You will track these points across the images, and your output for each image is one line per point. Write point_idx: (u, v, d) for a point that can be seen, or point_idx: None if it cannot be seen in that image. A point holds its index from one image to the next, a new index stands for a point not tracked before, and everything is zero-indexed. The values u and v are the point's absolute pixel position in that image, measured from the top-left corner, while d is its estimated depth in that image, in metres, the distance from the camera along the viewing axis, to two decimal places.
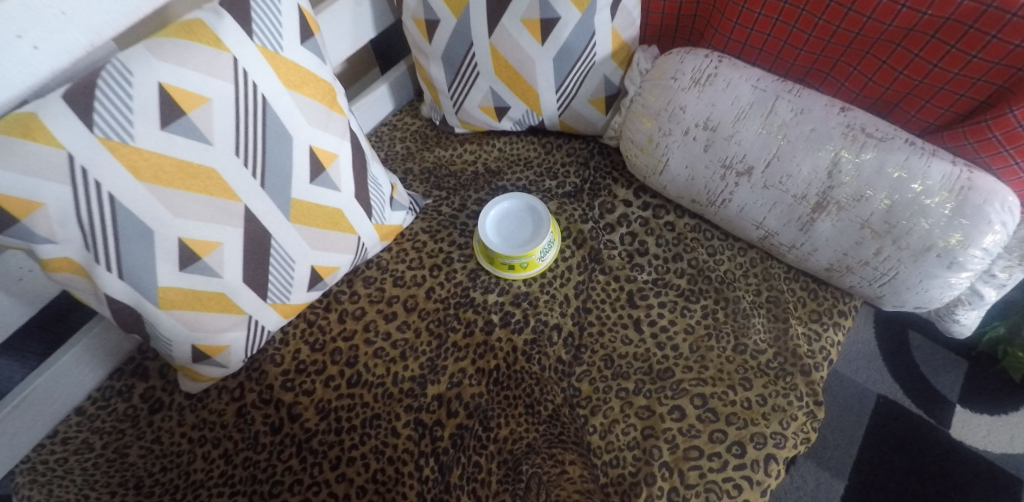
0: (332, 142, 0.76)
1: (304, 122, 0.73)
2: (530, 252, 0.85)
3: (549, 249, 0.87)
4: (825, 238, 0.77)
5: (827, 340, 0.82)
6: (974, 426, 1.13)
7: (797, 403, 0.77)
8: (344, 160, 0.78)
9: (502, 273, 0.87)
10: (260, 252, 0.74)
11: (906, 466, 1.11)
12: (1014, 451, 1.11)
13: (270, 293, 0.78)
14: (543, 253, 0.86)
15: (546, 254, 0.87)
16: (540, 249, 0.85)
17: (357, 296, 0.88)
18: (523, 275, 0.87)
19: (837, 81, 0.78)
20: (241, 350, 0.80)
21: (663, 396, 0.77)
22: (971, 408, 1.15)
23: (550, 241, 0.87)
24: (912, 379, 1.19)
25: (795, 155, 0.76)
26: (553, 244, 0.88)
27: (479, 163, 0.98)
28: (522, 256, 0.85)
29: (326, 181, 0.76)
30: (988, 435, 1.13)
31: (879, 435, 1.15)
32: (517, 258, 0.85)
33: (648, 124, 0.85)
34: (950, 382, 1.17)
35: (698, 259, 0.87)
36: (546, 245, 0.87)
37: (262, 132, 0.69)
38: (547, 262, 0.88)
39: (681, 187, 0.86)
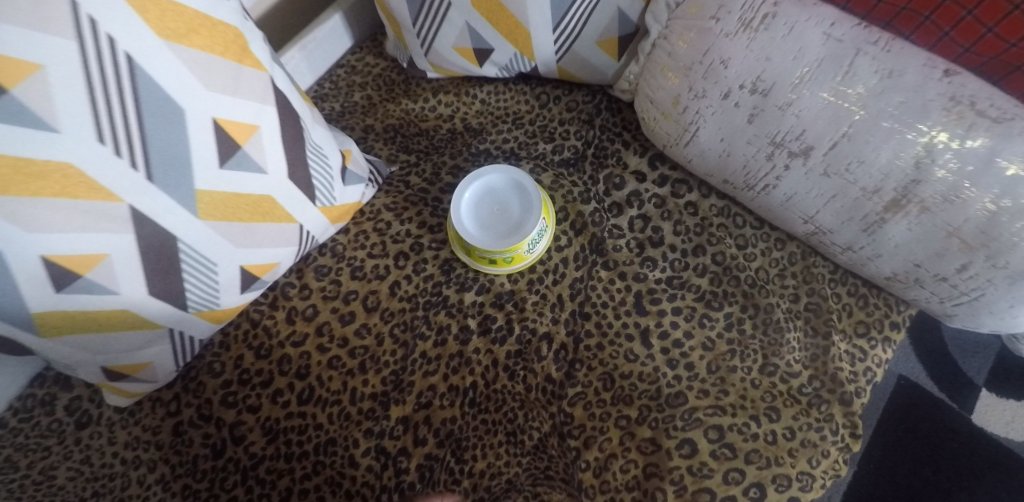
0: (248, 111, 0.58)
1: (202, 88, 0.54)
2: (516, 246, 0.69)
3: (539, 240, 0.71)
4: (895, 243, 0.60)
5: (873, 359, 0.68)
6: (998, 412, 0.97)
7: (832, 438, 0.64)
8: (269, 132, 0.60)
9: (481, 268, 0.72)
10: (166, 261, 0.58)
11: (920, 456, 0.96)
12: None
13: (191, 302, 0.62)
14: (533, 245, 0.70)
15: (536, 246, 0.71)
16: (528, 243, 0.69)
17: (308, 290, 0.73)
18: (508, 270, 0.71)
19: (937, 30, 0.52)
20: (167, 364, 0.67)
21: (672, 427, 0.64)
22: (997, 393, 0.98)
23: (541, 230, 0.70)
24: (937, 359, 1.00)
25: (871, 137, 0.56)
26: (545, 232, 0.72)
27: (457, 118, 0.80)
28: (506, 251, 0.69)
29: (246, 162, 0.59)
30: (1012, 422, 0.96)
31: (894, 418, 0.99)
32: (498, 254, 0.69)
33: (675, 81, 0.65)
34: (979, 364, 1.00)
35: (725, 255, 0.70)
36: (537, 236, 0.70)
37: (135, 107, 0.51)
38: (537, 254, 0.72)
39: (711, 164, 0.68)
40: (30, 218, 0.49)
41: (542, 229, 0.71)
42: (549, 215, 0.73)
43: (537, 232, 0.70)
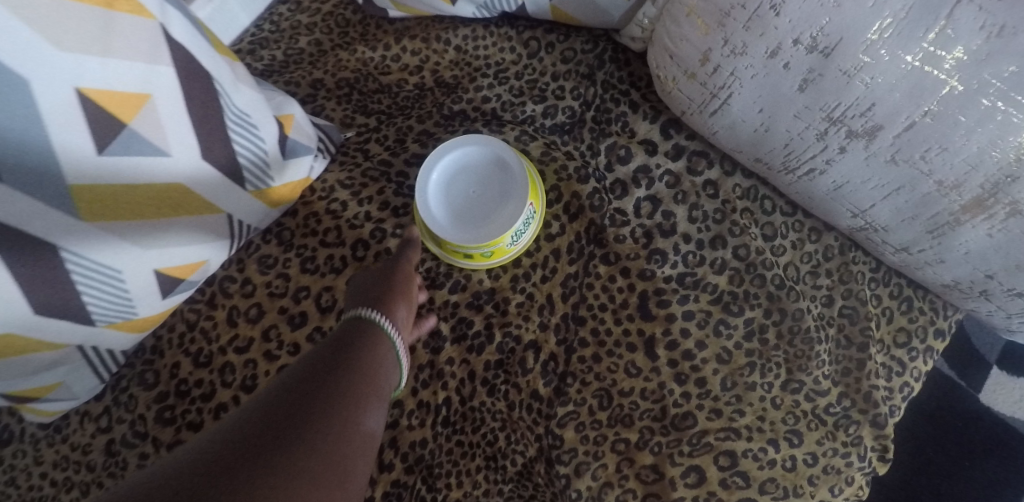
0: (132, 75, 0.44)
1: (56, 50, 0.39)
2: (498, 240, 0.57)
3: (528, 229, 0.59)
4: (966, 249, 0.48)
5: (912, 373, 0.57)
6: (1011, 390, 0.82)
7: (860, 464, 0.55)
8: (165, 103, 0.46)
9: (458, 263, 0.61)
10: (49, 274, 0.46)
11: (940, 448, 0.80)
12: None
13: (97, 315, 0.51)
14: (519, 237, 0.59)
15: (523, 237, 0.59)
16: (512, 235, 0.58)
17: (251, 286, 0.61)
18: (486, 265, 0.60)
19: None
20: (86, 379, 0.57)
21: (677, 452, 0.55)
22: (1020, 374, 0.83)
23: (528, 218, 0.58)
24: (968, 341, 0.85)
25: (963, 118, 0.42)
26: (535, 219, 0.60)
27: (426, 69, 0.65)
28: (485, 247, 0.58)
29: (136, 143, 0.45)
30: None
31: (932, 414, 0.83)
32: (477, 249, 0.58)
33: (704, 30, 0.49)
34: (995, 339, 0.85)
35: (750, 248, 0.58)
36: (524, 226, 0.59)
37: None
38: (523, 246, 0.60)
39: (743, 139, 0.54)
40: None
41: (530, 218, 0.59)
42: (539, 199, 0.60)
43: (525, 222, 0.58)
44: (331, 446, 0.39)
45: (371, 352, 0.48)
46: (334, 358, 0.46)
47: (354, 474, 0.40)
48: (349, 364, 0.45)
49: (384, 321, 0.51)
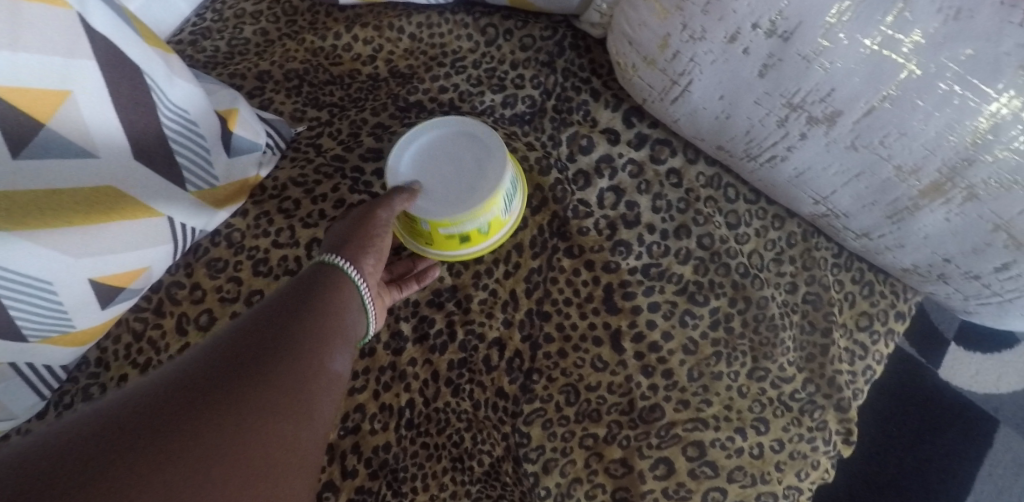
0: (48, 70, 0.41)
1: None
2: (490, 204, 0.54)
3: (517, 198, 0.57)
4: (924, 234, 0.48)
5: (874, 356, 0.58)
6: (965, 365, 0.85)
7: (825, 448, 0.56)
8: (86, 99, 0.43)
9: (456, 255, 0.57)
10: None
11: (905, 424, 0.82)
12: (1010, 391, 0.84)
13: (30, 331, 0.47)
14: (511, 208, 0.56)
15: (515, 205, 0.57)
16: (503, 197, 0.54)
17: (200, 291, 0.58)
18: (488, 243, 0.57)
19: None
20: (23, 400, 0.52)
21: (646, 445, 0.54)
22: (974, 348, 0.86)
23: (513, 180, 0.56)
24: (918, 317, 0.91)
25: (920, 103, 0.42)
26: (519, 186, 0.57)
27: (380, 57, 0.63)
28: (480, 219, 0.54)
29: (58, 143, 0.42)
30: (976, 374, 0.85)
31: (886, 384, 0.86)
32: (472, 227, 0.54)
33: (662, 16, 0.48)
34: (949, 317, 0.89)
35: (713, 237, 0.57)
36: (512, 195, 0.56)
37: None
38: (516, 219, 0.58)
39: (704, 127, 0.53)
40: None
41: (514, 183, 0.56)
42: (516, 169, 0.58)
43: (511, 190, 0.56)
44: (296, 381, 0.37)
45: (336, 291, 0.45)
46: (295, 294, 0.43)
47: (323, 406, 0.38)
48: (310, 302, 0.43)
49: (350, 267, 0.47)
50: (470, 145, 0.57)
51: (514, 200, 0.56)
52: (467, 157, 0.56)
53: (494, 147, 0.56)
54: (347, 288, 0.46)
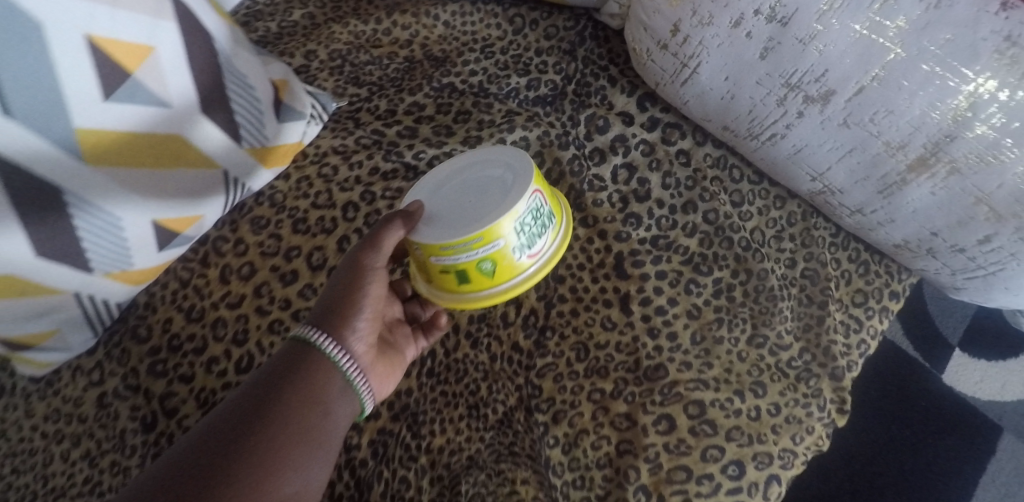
0: (137, 28, 0.47)
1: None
2: (493, 231, 0.48)
3: (545, 230, 0.52)
4: (913, 209, 0.52)
5: (868, 330, 0.61)
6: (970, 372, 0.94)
7: (819, 415, 0.59)
8: (167, 56, 0.50)
9: (467, 297, 0.52)
10: (52, 215, 0.48)
11: (902, 428, 0.88)
12: (1005, 400, 0.92)
13: (96, 263, 0.53)
14: (533, 241, 0.51)
15: (539, 242, 0.51)
16: (515, 224, 0.49)
17: (244, 246, 0.64)
18: (503, 281, 0.51)
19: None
20: (81, 331, 0.58)
21: (649, 401, 0.58)
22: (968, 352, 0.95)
23: (532, 209, 0.50)
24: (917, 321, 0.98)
25: (905, 83, 0.47)
26: (550, 216, 0.53)
27: (416, 43, 0.69)
28: (484, 249, 0.48)
29: (140, 92, 0.48)
30: (981, 382, 0.93)
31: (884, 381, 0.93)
32: (475, 256, 0.49)
33: (674, 4, 0.53)
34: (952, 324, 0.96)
35: (718, 213, 0.62)
36: (537, 227, 0.51)
37: None
38: (548, 256, 0.53)
39: (710, 107, 0.57)
40: None
41: (541, 208, 0.51)
42: (552, 194, 0.55)
43: (533, 219, 0.50)
44: None
45: (310, 381, 0.46)
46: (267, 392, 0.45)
47: None
48: (275, 405, 0.45)
49: (331, 347, 0.47)
50: (491, 167, 0.53)
51: (540, 231, 0.51)
52: (483, 179, 0.53)
53: (517, 169, 0.51)
54: (328, 375, 0.47)
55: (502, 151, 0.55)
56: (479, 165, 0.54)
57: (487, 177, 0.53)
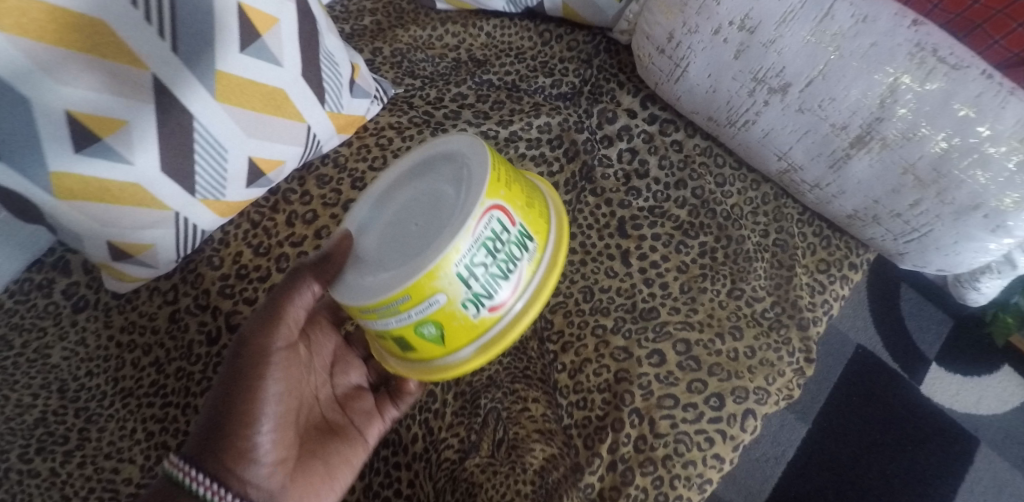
0: (272, 3, 0.62)
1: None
2: (421, 291, 0.48)
3: (510, 273, 0.50)
4: (858, 180, 0.66)
5: (831, 293, 0.73)
6: (946, 384, 1.10)
7: (789, 359, 0.70)
8: (288, 27, 0.64)
9: (421, 361, 0.54)
10: (179, 136, 0.60)
11: (882, 434, 1.07)
12: (977, 412, 1.09)
13: (200, 188, 0.65)
14: (486, 296, 0.50)
15: (498, 292, 0.50)
16: (449, 279, 0.48)
17: (309, 197, 0.76)
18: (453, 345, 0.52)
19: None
20: (170, 250, 0.69)
21: (644, 337, 0.70)
22: (945, 367, 1.11)
23: (469, 261, 0.48)
24: (895, 332, 1.14)
25: (846, 75, 0.61)
26: (518, 245, 0.51)
27: (462, 49, 0.84)
28: (417, 309, 0.49)
29: (265, 52, 0.63)
30: (957, 394, 1.10)
31: (865, 390, 1.10)
32: (412, 317, 0.49)
33: (670, 17, 0.69)
34: (930, 339, 1.13)
35: (704, 189, 0.75)
36: (493, 273, 0.50)
37: None
38: (522, 302, 0.52)
39: (698, 100, 0.72)
40: (61, 70, 0.52)
41: (497, 247, 0.50)
42: (530, 215, 0.53)
43: (486, 269, 0.49)
44: None
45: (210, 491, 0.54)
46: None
47: None
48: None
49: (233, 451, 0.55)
50: (450, 195, 0.54)
51: (497, 277, 0.50)
52: (434, 217, 0.53)
53: (466, 200, 0.51)
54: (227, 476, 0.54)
55: (473, 158, 0.54)
56: (442, 187, 0.56)
57: (440, 210, 0.53)
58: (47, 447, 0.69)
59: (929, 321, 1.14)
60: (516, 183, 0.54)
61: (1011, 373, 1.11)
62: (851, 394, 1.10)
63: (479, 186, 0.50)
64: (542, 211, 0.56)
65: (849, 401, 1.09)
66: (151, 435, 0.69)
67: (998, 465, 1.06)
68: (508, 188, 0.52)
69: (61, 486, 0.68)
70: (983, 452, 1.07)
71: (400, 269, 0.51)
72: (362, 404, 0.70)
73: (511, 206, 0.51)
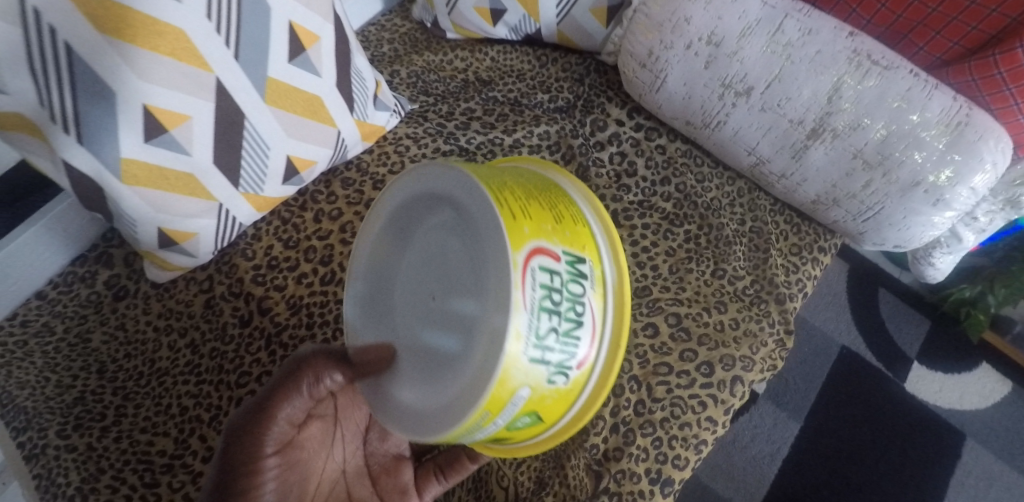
0: (317, 23, 0.73)
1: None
2: (503, 401, 0.53)
3: (582, 316, 0.57)
4: (816, 167, 0.76)
5: (804, 273, 0.82)
6: (929, 382, 1.17)
7: (770, 330, 0.78)
8: (327, 43, 0.75)
9: (524, 434, 0.62)
10: (232, 133, 0.70)
11: (871, 430, 1.13)
12: (960, 408, 1.16)
13: (244, 182, 0.74)
14: (564, 358, 0.56)
15: (579, 340, 0.58)
16: (529, 374, 0.53)
17: (334, 197, 0.84)
18: (558, 410, 0.60)
19: (876, 2, 0.74)
20: (210, 240, 0.77)
21: (638, 312, 0.78)
22: (926, 365, 1.19)
23: (538, 344, 0.53)
24: (876, 333, 1.22)
25: (797, 77, 0.73)
26: (574, 281, 0.57)
27: (470, 71, 0.95)
28: (505, 415, 0.54)
29: (307, 64, 0.73)
30: (940, 391, 1.17)
31: (851, 389, 1.17)
32: (506, 419, 0.55)
33: (650, 36, 0.81)
34: (910, 340, 1.21)
35: (686, 185, 0.85)
36: (568, 331, 0.56)
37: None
38: (598, 338, 0.60)
39: (677, 106, 0.83)
40: (144, 69, 0.61)
41: (557, 303, 0.55)
42: (565, 242, 0.57)
43: (553, 338, 0.54)
44: None
45: None
46: None
47: None
48: None
49: None
50: (472, 264, 0.57)
51: (572, 330, 0.56)
52: (461, 294, 0.58)
53: (498, 286, 0.52)
54: None
55: (478, 216, 0.55)
56: (450, 252, 0.60)
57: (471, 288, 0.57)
58: (85, 424, 0.74)
59: (907, 322, 1.23)
60: (530, 206, 0.56)
61: (989, 370, 1.19)
62: (838, 393, 1.16)
63: (506, 256, 0.51)
64: (567, 214, 0.61)
65: (835, 398, 1.16)
66: (185, 409, 0.75)
67: (982, 457, 1.11)
68: (530, 232, 0.54)
69: (97, 459, 0.72)
70: (969, 446, 1.12)
71: (461, 386, 0.54)
72: (397, 480, 0.74)
73: (544, 247, 0.54)
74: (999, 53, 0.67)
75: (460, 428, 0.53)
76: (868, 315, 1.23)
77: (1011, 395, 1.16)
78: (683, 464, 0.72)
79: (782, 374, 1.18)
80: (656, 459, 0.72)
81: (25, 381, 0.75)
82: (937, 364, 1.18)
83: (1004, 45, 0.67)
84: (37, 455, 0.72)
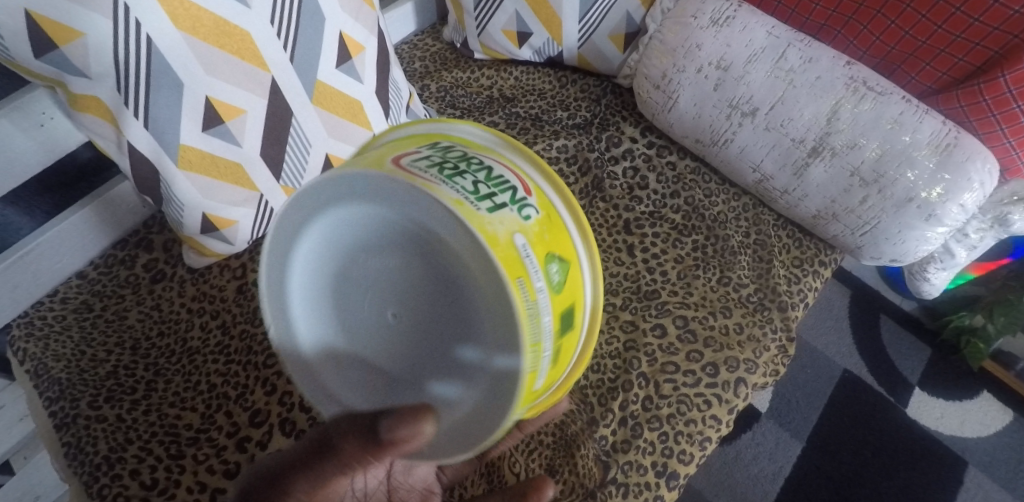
0: (363, 35, 0.80)
1: (339, 8, 0.76)
2: (513, 254, 0.44)
3: (484, 158, 0.50)
4: (816, 184, 0.82)
5: (806, 284, 0.87)
6: (930, 408, 1.20)
7: (772, 336, 0.82)
8: (370, 53, 0.82)
9: (580, 302, 0.52)
10: (279, 129, 0.76)
11: (872, 454, 1.15)
12: (961, 435, 1.18)
13: (284, 175, 0.80)
14: (512, 194, 0.48)
15: (505, 173, 0.50)
16: (503, 220, 0.45)
17: None
18: (571, 245, 0.52)
19: (872, 35, 0.81)
20: (247, 229, 0.82)
21: (648, 313, 0.82)
22: (928, 392, 1.22)
23: (472, 190, 0.45)
24: (877, 358, 1.25)
25: (799, 99, 0.80)
26: (453, 150, 0.50)
27: (495, 88, 1.03)
28: (545, 306, 0.45)
29: (352, 71, 0.80)
30: (942, 417, 1.19)
31: (852, 412, 1.19)
32: (542, 274, 0.46)
33: (664, 60, 0.88)
34: (911, 367, 1.24)
35: (694, 198, 0.91)
36: (488, 173, 0.48)
37: (298, 8, 0.72)
38: (516, 166, 0.53)
39: (687, 125, 0.89)
40: (211, 65, 0.68)
41: (460, 169, 0.47)
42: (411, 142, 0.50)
43: (491, 192, 0.46)
44: None
45: None
46: None
47: None
48: None
49: None
50: (377, 231, 0.47)
51: (493, 170, 0.49)
52: (395, 264, 0.48)
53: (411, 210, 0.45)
54: None
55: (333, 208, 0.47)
56: (365, 266, 0.50)
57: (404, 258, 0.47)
58: (116, 396, 0.77)
59: (908, 349, 1.26)
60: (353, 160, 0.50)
61: (989, 399, 1.22)
62: (840, 416, 1.18)
63: (378, 178, 0.44)
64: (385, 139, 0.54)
65: (836, 419, 1.18)
66: (213, 386, 0.79)
67: (983, 484, 1.13)
68: (376, 161, 0.48)
69: (125, 430, 0.74)
70: (971, 473, 1.14)
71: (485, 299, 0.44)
72: None
73: (395, 156, 0.48)
74: (983, 83, 0.74)
75: (520, 317, 0.43)
76: (870, 341, 1.27)
77: (1011, 425, 1.19)
78: (689, 459, 0.74)
79: (784, 395, 1.21)
80: (661, 453, 0.74)
81: (61, 353, 0.79)
82: (938, 390, 1.21)
83: (987, 76, 0.74)
84: (67, 423, 0.75)
